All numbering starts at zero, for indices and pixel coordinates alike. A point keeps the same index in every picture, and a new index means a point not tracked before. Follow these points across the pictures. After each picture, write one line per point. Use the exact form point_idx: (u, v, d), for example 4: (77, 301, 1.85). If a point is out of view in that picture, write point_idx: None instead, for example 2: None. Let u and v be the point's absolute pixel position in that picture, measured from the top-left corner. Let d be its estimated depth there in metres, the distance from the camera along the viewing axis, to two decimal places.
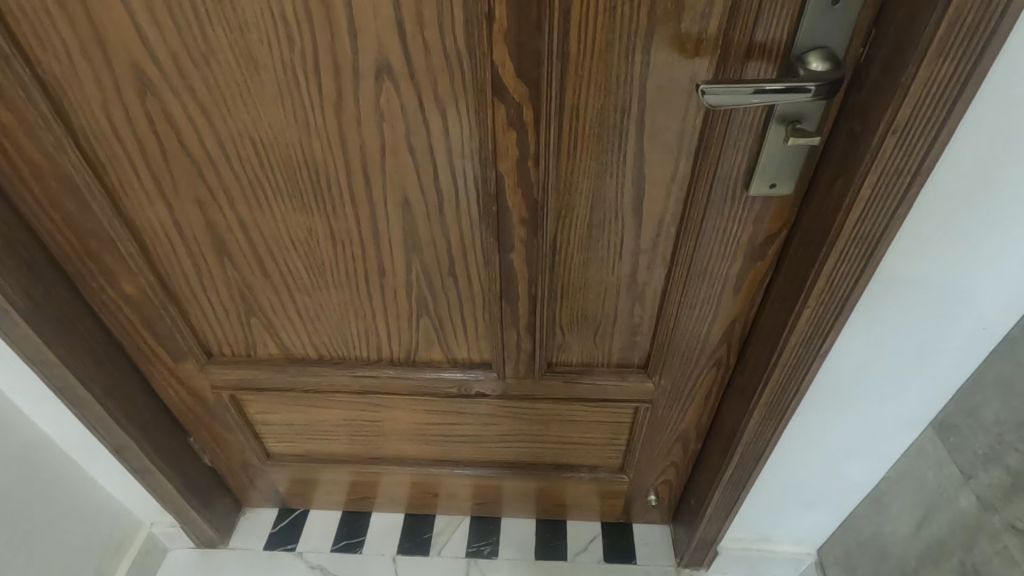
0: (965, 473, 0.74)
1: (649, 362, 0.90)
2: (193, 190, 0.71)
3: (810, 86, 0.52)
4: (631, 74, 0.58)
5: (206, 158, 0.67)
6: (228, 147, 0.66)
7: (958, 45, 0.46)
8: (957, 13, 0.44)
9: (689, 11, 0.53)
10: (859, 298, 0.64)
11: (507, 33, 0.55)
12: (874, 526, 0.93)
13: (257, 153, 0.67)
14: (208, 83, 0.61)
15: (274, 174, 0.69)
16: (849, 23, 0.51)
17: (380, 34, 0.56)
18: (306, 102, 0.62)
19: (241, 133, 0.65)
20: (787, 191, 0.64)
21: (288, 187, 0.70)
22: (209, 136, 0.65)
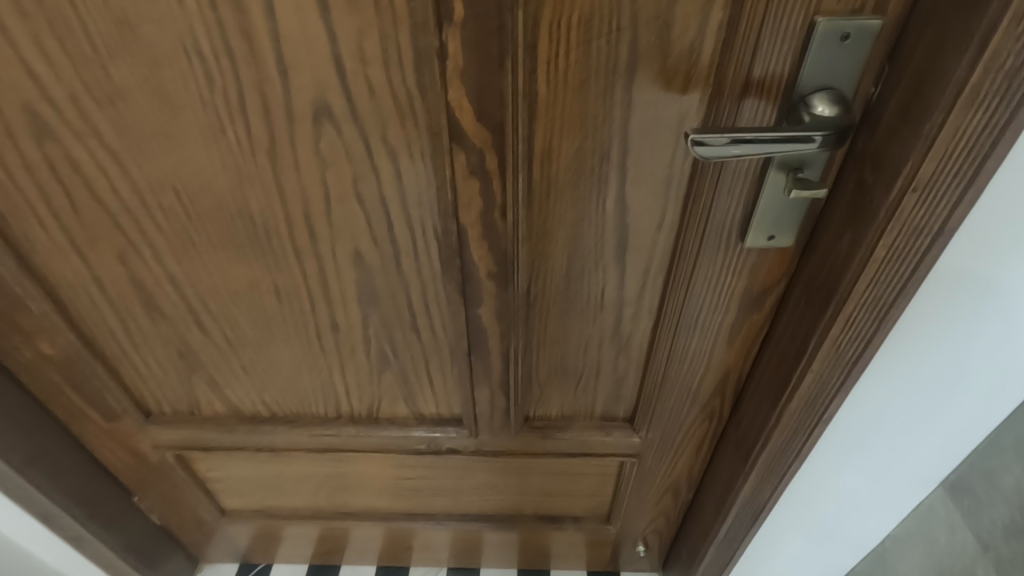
0: (982, 542, 0.74)
1: (637, 415, 0.82)
2: (112, 243, 0.62)
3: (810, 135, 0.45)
4: (610, 116, 0.50)
5: (123, 209, 0.59)
6: (148, 197, 0.58)
7: (993, 93, 0.39)
8: (993, 58, 0.37)
9: (675, 45, 0.46)
10: (867, 363, 0.57)
11: (464, 71, 0.46)
12: None
13: (182, 203, 0.58)
14: (118, 127, 0.52)
15: (204, 226, 0.60)
16: (860, 59, 0.44)
17: (315, 71, 0.48)
18: (234, 147, 0.53)
19: (161, 181, 0.56)
20: (787, 243, 0.57)
21: (221, 240, 0.61)
22: (124, 185, 0.57)
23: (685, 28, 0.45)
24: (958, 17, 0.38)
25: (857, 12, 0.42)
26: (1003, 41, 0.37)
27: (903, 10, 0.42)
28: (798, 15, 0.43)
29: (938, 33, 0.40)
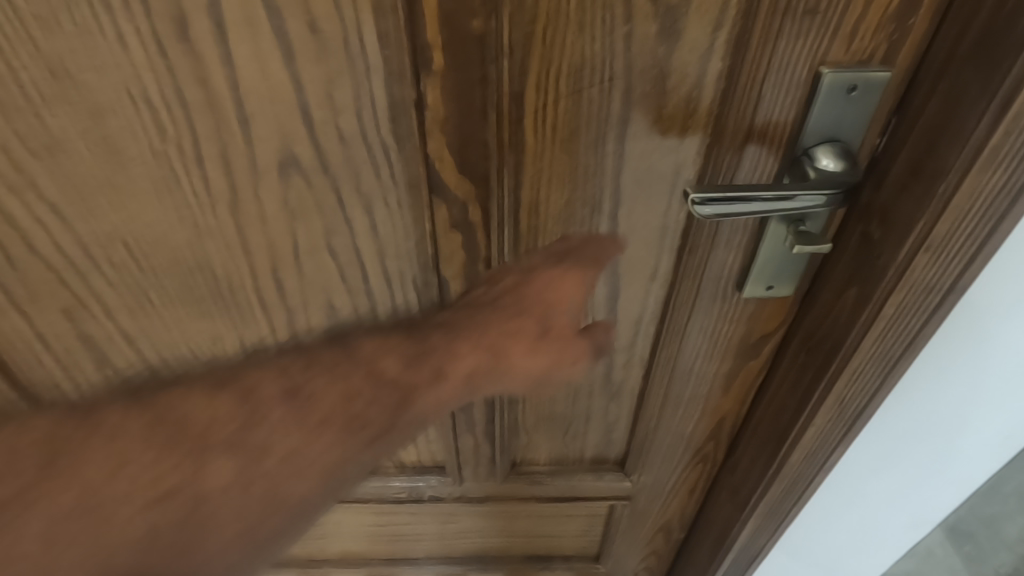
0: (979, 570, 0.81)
1: (628, 461, 0.78)
2: (58, 299, 0.55)
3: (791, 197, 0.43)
4: (602, 166, 0.47)
5: (67, 264, 0.52)
6: (95, 251, 0.52)
7: (1012, 155, 0.37)
8: (1015, 120, 0.36)
9: (671, 95, 0.43)
10: (871, 413, 0.56)
11: (445, 123, 0.43)
12: None
13: (135, 258, 0.53)
14: (57, 180, 0.47)
15: (160, 280, 0.55)
16: (867, 112, 0.42)
17: (280, 120, 0.43)
18: (191, 201, 0.49)
19: (109, 235, 0.51)
20: (786, 292, 0.54)
21: (180, 295, 0.56)
22: (68, 241, 0.51)
23: (682, 77, 0.42)
24: (976, 76, 0.36)
25: (862, 64, 0.40)
26: None
27: (911, 61, 0.40)
28: (802, 66, 0.40)
29: (950, 90, 0.38)
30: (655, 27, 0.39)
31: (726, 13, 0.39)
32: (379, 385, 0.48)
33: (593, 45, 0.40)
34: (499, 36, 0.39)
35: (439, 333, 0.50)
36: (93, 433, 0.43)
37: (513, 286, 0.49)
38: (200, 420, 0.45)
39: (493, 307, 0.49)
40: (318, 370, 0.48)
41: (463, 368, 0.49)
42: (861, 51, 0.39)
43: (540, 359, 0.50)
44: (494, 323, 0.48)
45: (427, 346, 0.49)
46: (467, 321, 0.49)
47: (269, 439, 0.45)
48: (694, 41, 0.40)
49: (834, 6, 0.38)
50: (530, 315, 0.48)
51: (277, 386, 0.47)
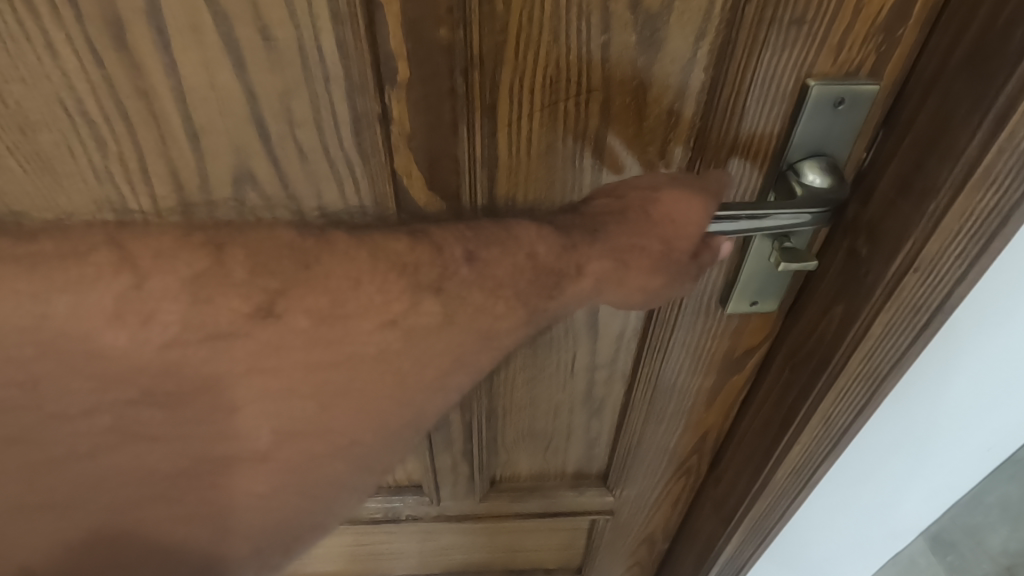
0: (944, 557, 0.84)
1: (609, 475, 0.76)
2: None
3: (788, 216, 0.41)
4: (580, 181, 0.44)
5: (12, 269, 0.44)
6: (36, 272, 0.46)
7: (1005, 174, 0.35)
8: (1008, 139, 0.34)
9: (652, 108, 0.40)
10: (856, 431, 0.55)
11: (412, 138, 0.40)
12: None
13: None
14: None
15: None
16: (854, 126, 0.40)
17: (233, 134, 0.40)
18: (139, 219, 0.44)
19: None
20: (770, 308, 0.52)
21: None
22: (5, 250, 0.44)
23: (663, 89, 0.39)
24: (968, 92, 0.35)
25: (849, 75, 0.38)
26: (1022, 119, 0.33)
27: (899, 73, 0.38)
28: (788, 78, 0.38)
29: (940, 105, 0.36)
30: (634, 36, 0.37)
31: (708, 22, 0.36)
32: (534, 273, 0.40)
33: (569, 54, 0.37)
34: (468, 45, 0.36)
35: (580, 231, 0.41)
36: (343, 261, 0.39)
37: (634, 207, 0.41)
38: (367, 264, 0.39)
39: (642, 216, 0.41)
40: (492, 239, 0.40)
41: (595, 272, 0.41)
42: (848, 62, 0.38)
43: (659, 277, 0.42)
44: (620, 245, 0.41)
45: (568, 240, 0.41)
46: (607, 227, 0.41)
47: (455, 293, 0.40)
48: (675, 51, 0.38)
49: (822, 15, 0.36)
50: (653, 239, 0.41)
51: (461, 249, 0.40)
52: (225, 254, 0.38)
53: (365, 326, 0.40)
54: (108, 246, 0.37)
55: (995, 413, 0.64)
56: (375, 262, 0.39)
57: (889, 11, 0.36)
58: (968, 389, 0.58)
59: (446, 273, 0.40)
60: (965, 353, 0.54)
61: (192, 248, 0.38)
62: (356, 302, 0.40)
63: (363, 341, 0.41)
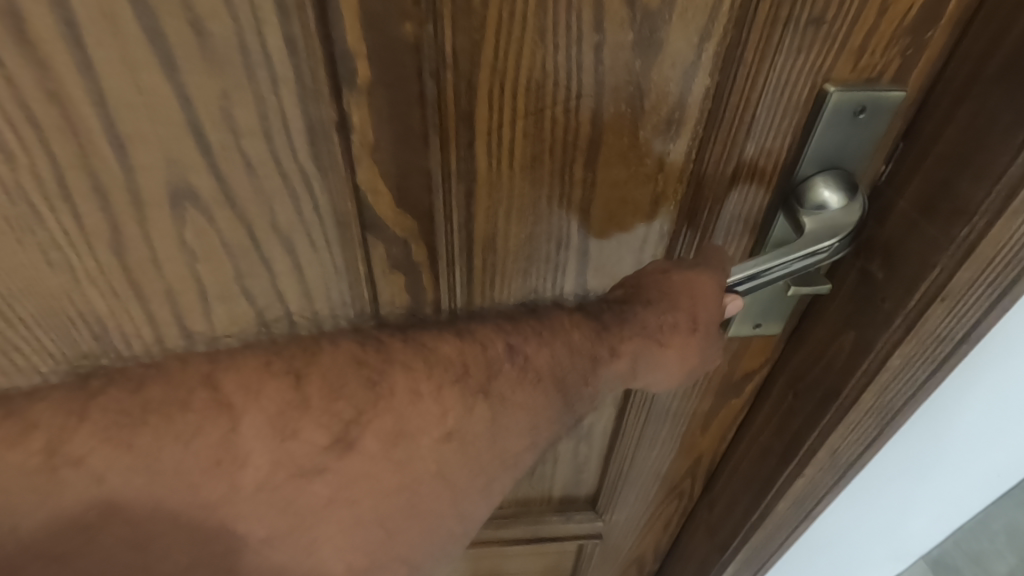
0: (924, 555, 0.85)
1: (599, 499, 0.71)
2: None
3: (823, 249, 0.37)
4: (568, 198, 0.39)
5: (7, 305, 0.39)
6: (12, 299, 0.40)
7: None
8: None
9: (649, 118, 0.36)
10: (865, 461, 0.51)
11: (376, 149, 0.35)
12: None
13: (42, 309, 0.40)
14: None
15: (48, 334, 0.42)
16: (873, 139, 0.36)
17: (166, 143, 0.34)
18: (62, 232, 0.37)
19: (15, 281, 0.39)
20: (773, 331, 0.48)
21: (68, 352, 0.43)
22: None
23: (662, 95, 0.35)
24: (1008, 105, 0.31)
25: (872, 81, 0.34)
26: None
27: (924, 79, 0.34)
28: (802, 84, 0.34)
29: (975, 117, 0.32)
30: (630, 36, 0.32)
31: (715, 21, 0.32)
32: (571, 359, 0.39)
33: (556, 56, 0.33)
34: (439, 43, 0.31)
35: (609, 314, 0.40)
36: (408, 375, 0.36)
37: (652, 289, 0.40)
38: (425, 374, 0.36)
39: (668, 291, 0.39)
40: (529, 330, 0.39)
41: (630, 354, 0.39)
42: (870, 65, 0.33)
43: (693, 354, 0.41)
44: (649, 325, 0.39)
45: (597, 324, 0.39)
46: (635, 309, 0.39)
47: (501, 393, 0.38)
48: (676, 52, 0.33)
49: (843, 14, 0.31)
50: (682, 317, 0.38)
51: (504, 343, 0.38)
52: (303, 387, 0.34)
53: (423, 442, 0.37)
54: (200, 393, 0.33)
55: (980, 433, 0.66)
56: (435, 372, 0.37)
57: (918, 9, 0.31)
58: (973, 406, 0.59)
59: (492, 371, 0.37)
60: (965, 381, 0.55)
61: (275, 380, 0.34)
62: (417, 415, 0.36)
63: (422, 459, 0.37)
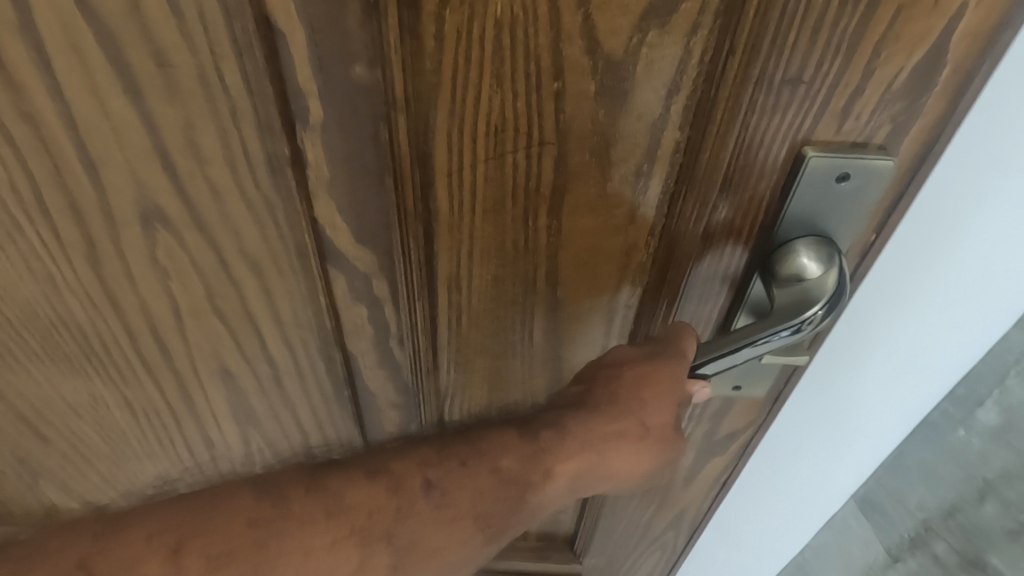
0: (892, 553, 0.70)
1: (577, 540, 0.69)
2: None
3: (812, 316, 0.34)
4: (535, 243, 0.38)
5: (37, 340, 0.46)
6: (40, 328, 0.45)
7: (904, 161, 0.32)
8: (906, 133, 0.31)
9: (618, 168, 0.34)
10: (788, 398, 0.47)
11: (332, 185, 0.34)
12: None
13: (56, 327, 0.44)
14: None
15: (59, 339, 0.46)
16: (858, 206, 0.33)
17: (133, 168, 0.35)
18: (46, 244, 0.39)
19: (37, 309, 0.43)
20: (758, 392, 0.46)
21: (72, 353, 0.47)
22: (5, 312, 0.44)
23: (631, 147, 0.33)
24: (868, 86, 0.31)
25: (856, 146, 0.31)
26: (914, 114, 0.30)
27: (917, 145, 0.31)
28: (779, 144, 0.31)
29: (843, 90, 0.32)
30: (593, 86, 0.31)
31: (683, 75, 0.30)
32: (500, 488, 0.39)
33: (515, 102, 0.31)
34: (390, 87, 0.30)
35: (548, 431, 0.41)
36: (301, 530, 0.36)
37: (603, 385, 0.40)
38: (323, 525, 0.37)
39: (614, 398, 0.40)
40: (453, 464, 0.39)
41: (569, 470, 0.41)
42: (854, 130, 0.31)
43: (642, 463, 0.42)
44: (591, 438, 0.41)
45: (532, 445, 0.40)
46: (579, 417, 0.41)
47: (409, 536, 0.38)
48: (644, 105, 0.31)
49: (823, 77, 0.29)
50: (629, 422, 0.41)
51: (420, 479, 0.39)
52: (183, 564, 0.34)
53: None
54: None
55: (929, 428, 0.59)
56: (335, 520, 0.37)
57: (906, 76, 0.28)
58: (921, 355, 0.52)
59: (404, 508, 0.38)
60: (882, 338, 0.49)
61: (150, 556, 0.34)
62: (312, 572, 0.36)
63: None
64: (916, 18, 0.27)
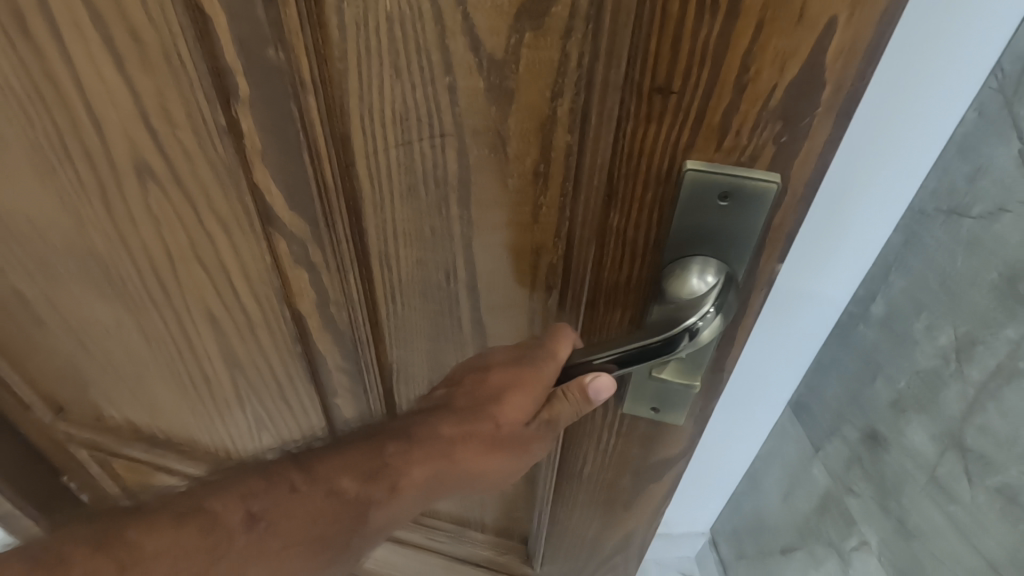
0: (816, 446, 0.73)
1: (530, 543, 0.69)
2: (35, 249, 0.56)
3: (700, 325, 0.32)
4: (450, 230, 0.40)
5: (78, 262, 0.56)
6: (81, 253, 0.55)
7: (804, 178, 0.29)
8: (797, 146, 0.28)
9: (515, 165, 0.35)
10: (709, 414, 0.44)
11: (263, 155, 0.38)
12: (752, 504, 0.88)
13: (90, 252, 0.54)
14: (9, 168, 0.48)
15: (93, 266, 0.55)
16: (753, 227, 0.31)
17: (126, 126, 0.42)
18: (77, 183, 0.48)
19: (77, 236, 0.53)
20: (677, 417, 0.43)
21: (102, 277, 0.56)
22: (55, 236, 0.54)
23: (524, 147, 0.34)
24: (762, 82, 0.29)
25: (739, 165, 0.30)
26: (801, 126, 0.28)
27: (811, 168, 0.29)
28: (659, 157, 0.31)
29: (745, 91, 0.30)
30: (482, 83, 0.32)
31: (563, 77, 0.31)
32: (338, 509, 0.39)
33: (415, 93, 0.34)
34: (296, 69, 0.33)
35: (394, 443, 0.40)
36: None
37: (467, 388, 0.41)
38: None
39: (477, 403, 0.40)
40: (282, 489, 0.39)
41: (415, 483, 0.40)
42: (736, 149, 0.29)
43: (497, 466, 0.42)
44: (438, 444, 0.40)
45: (375, 458, 0.40)
46: (431, 423, 0.41)
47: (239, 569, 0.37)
48: (531, 106, 0.32)
49: (692, 89, 0.28)
50: (484, 424, 0.40)
51: (241, 511, 0.38)
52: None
53: None
54: None
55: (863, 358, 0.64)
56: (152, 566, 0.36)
57: (783, 92, 0.27)
58: (861, 255, 0.59)
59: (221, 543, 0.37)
60: (831, 224, 0.57)
61: None
62: None
63: None
64: (780, 32, 0.25)
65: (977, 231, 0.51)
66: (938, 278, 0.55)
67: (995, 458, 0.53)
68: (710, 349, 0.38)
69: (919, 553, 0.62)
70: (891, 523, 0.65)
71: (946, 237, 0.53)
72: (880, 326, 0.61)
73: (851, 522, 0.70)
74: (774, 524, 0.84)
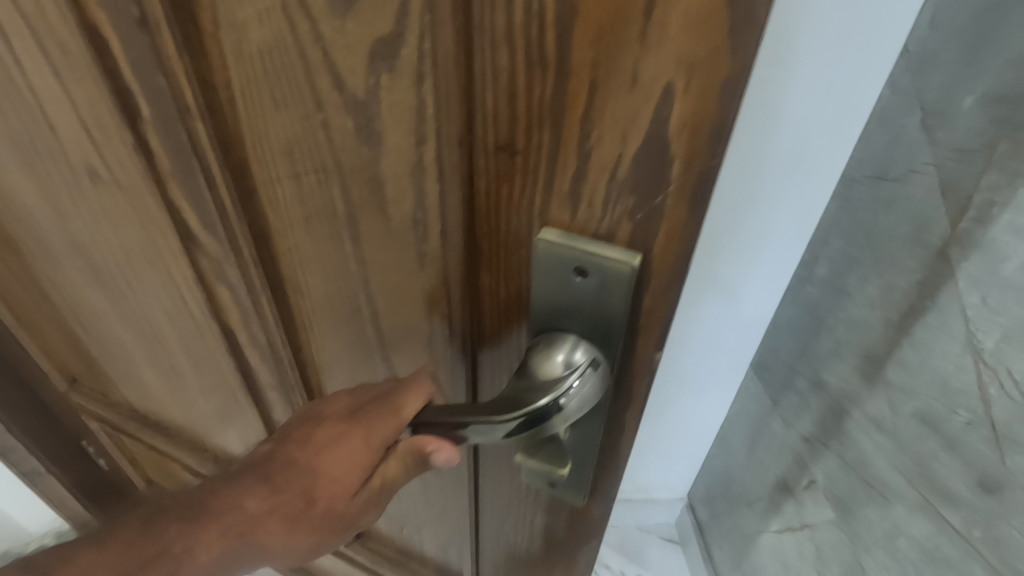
0: (774, 399, 0.89)
1: None
2: (32, 234, 0.61)
3: (564, 402, 0.29)
4: (347, 265, 0.38)
5: (66, 250, 0.60)
6: (65, 243, 0.58)
7: (668, 258, 0.25)
8: (654, 224, 0.24)
9: (395, 210, 0.33)
10: (614, 496, 0.39)
11: (173, 172, 0.38)
12: (722, 462, 1.06)
13: (71, 242, 0.57)
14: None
15: (77, 255, 0.59)
16: (618, 307, 0.28)
17: (73, 133, 0.43)
18: (48, 181, 0.51)
19: (59, 227, 0.56)
20: (575, 497, 0.39)
21: (85, 267, 0.60)
22: (44, 225, 0.58)
23: (399, 192, 0.32)
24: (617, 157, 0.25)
25: (596, 240, 0.26)
26: (655, 204, 0.24)
27: (674, 250, 0.25)
28: (515, 220, 0.27)
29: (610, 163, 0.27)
30: (350, 121, 0.30)
31: (422, 124, 0.28)
32: None
33: (292, 128, 0.32)
34: (182, 95, 0.33)
35: (174, 528, 0.39)
36: None
37: (285, 454, 0.40)
38: None
39: (286, 471, 0.40)
40: None
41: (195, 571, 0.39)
42: (591, 220, 0.25)
43: (302, 539, 0.41)
44: (232, 524, 0.40)
45: (153, 546, 0.39)
46: (229, 498, 0.40)
47: None
48: (398, 151, 0.30)
49: (536, 151, 0.24)
50: (292, 494, 0.40)
51: None
52: None
53: None
54: None
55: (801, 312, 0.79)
56: None
57: (630, 164, 0.23)
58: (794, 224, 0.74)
59: None
60: (773, 140, 0.66)
61: None
62: None
63: None
64: (615, 97, 0.22)
65: (896, 189, 0.63)
66: (864, 234, 0.67)
67: (910, 385, 0.63)
68: (597, 429, 0.34)
69: (856, 481, 0.74)
70: (834, 460, 0.77)
71: (870, 198, 0.66)
72: (823, 285, 0.75)
73: (803, 465, 0.84)
74: (743, 479, 1.01)
